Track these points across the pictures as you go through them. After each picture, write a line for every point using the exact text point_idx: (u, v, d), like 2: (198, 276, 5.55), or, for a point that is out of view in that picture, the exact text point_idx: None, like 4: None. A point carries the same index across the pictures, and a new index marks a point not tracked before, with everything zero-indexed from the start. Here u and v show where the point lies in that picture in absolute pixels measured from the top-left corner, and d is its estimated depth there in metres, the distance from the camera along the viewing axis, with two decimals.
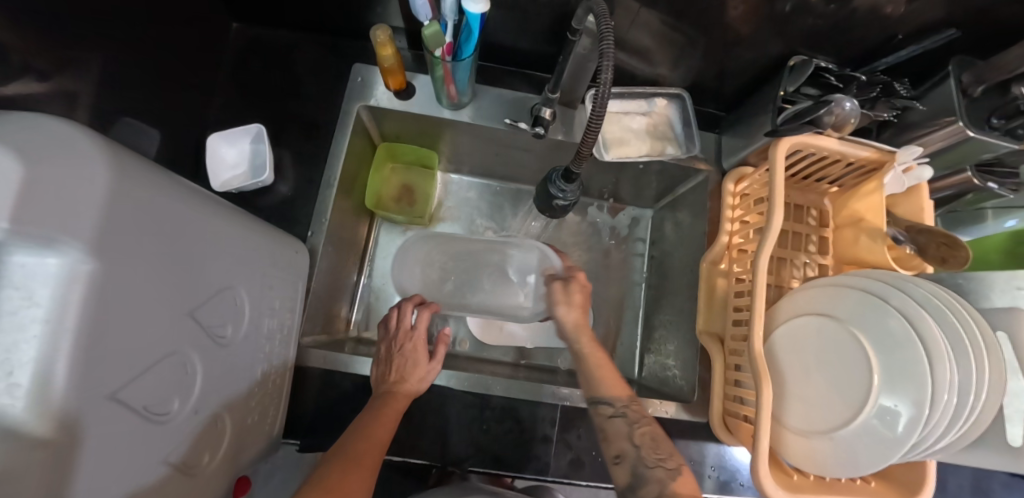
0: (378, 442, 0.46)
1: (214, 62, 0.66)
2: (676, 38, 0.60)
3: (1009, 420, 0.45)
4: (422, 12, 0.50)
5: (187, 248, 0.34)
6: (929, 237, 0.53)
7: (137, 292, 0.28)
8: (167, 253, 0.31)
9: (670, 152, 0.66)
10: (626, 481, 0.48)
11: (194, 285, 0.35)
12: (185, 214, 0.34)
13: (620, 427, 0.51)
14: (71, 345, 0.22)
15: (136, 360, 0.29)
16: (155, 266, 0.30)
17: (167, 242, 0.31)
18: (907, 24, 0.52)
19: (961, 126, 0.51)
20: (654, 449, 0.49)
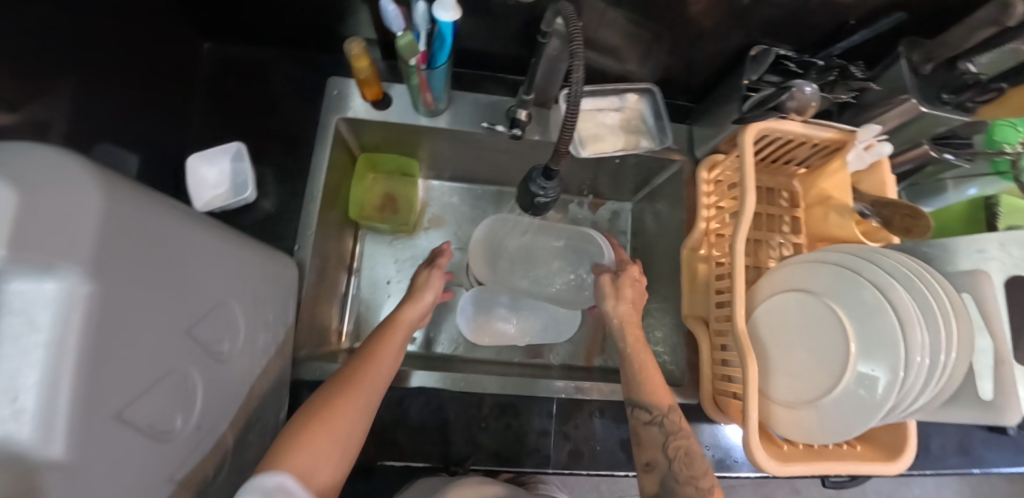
0: (379, 367, 0.49)
1: (187, 83, 0.66)
2: (643, 34, 0.62)
3: (979, 374, 0.47)
4: (395, 23, 0.51)
5: (179, 266, 0.34)
6: (894, 211, 0.57)
7: (133, 311, 0.28)
8: (159, 272, 0.31)
9: (644, 145, 0.68)
10: (654, 490, 0.48)
11: (189, 302, 0.35)
12: (175, 233, 0.34)
13: (656, 435, 0.50)
14: (76, 365, 0.23)
15: (136, 380, 0.29)
16: (149, 285, 0.30)
17: (159, 261, 0.31)
18: (858, 9, 0.54)
19: (914, 103, 0.54)
20: (688, 466, 0.48)
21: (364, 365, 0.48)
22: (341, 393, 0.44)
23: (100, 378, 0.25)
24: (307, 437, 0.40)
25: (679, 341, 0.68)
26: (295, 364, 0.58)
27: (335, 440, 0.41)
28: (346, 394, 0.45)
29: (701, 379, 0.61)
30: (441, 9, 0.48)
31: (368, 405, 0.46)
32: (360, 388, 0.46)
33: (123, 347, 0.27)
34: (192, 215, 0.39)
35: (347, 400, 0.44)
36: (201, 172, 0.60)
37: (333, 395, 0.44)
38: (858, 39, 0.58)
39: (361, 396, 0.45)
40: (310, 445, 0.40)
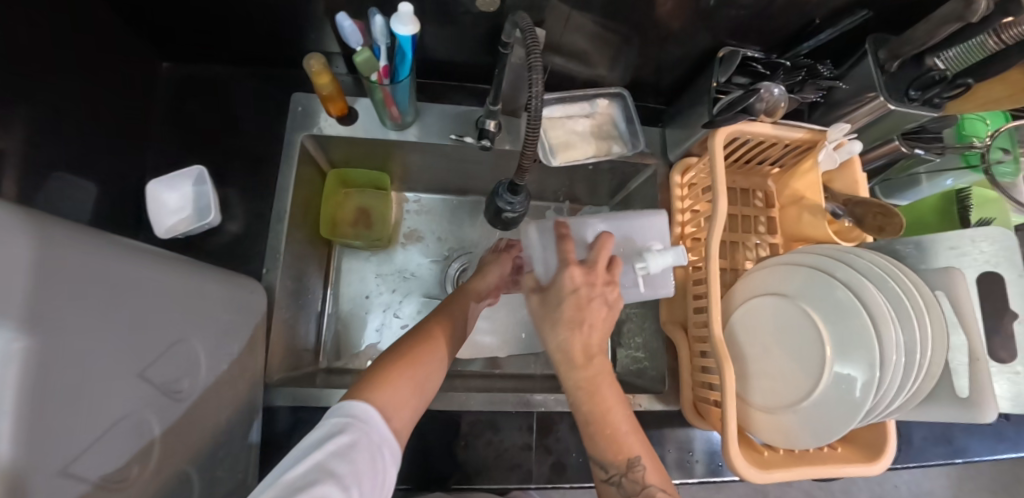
0: (450, 329, 0.53)
1: (145, 105, 0.64)
2: (611, 39, 0.61)
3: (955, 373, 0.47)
4: (353, 38, 0.50)
5: (132, 307, 0.33)
6: (865, 208, 0.56)
7: (78, 362, 0.27)
8: (108, 316, 0.30)
9: (616, 151, 0.67)
10: None
11: (143, 342, 0.34)
12: (126, 272, 0.32)
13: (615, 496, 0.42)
14: (16, 430, 0.21)
15: (83, 432, 0.28)
16: (97, 332, 0.29)
17: (107, 304, 0.30)
18: (822, 8, 0.54)
19: (882, 101, 0.54)
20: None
21: (438, 322, 0.53)
22: (423, 340, 0.49)
23: (38, 438, 0.23)
24: (391, 375, 0.43)
25: (658, 346, 0.68)
26: (268, 390, 0.56)
27: (414, 384, 0.44)
28: (423, 342, 0.49)
29: (681, 386, 0.60)
30: (400, 24, 0.47)
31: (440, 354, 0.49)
32: (433, 341, 0.50)
33: (68, 401, 0.26)
34: (144, 249, 0.37)
35: (428, 347, 0.48)
36: (163, 197, 0.59)
37: (414, 343, 0.48)
38: (824, 38, 0.58)
39: (435, 350, 0.49)
40: (396, 382, 0.43)
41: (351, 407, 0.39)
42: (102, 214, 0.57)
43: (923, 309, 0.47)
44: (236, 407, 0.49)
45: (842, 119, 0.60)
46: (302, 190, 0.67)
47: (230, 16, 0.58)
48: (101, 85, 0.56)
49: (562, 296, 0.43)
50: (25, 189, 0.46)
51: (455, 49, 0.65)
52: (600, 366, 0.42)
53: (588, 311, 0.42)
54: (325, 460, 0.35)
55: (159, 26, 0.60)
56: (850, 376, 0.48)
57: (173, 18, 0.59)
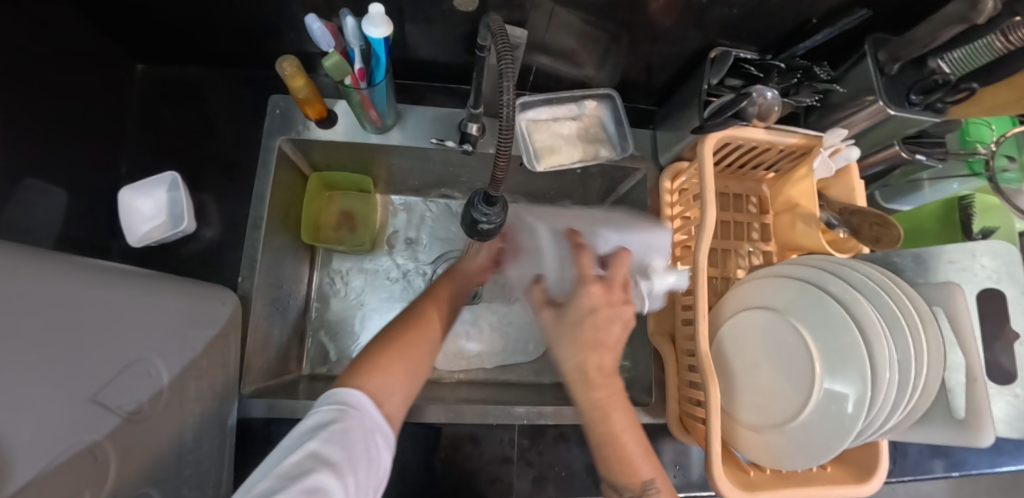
0: (438, 315, 0.52)
1: (119, 109, 0.63)
2: (599, 37, 0.59)
3: (952, 393, 0.44)
4: (323, 41, 0.48)
5: (80, 329, 0.32)
6: (862, 218, 0.55)
7: (20, 392, 0.26)
8: (52, 341, 0.29)
9: (605, 155, 0.64)
10: None
11: (94, 364, 0.33)
12: (69, 294, 0.31)
13: None
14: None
15: (35, 464, 0.27)
16: (39, 360, 0.28)
17: (50, 330, 0.29)
18: (819, 6, 0.51)
19: (882, 106, 0.51)
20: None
21: (426, 310, 0.52)
22: (408, 331, 0.47)
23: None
24: (383, 362, 0.42)
25: (645, 356, 0.66)
26: (244, 401, 0.56)
27: (404, 368, 0.43)
28: (412, 329, 0.47)
29: (668, 401, 0.59)
30: (370, 25, 0.45)
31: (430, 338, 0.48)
32: (421, 327, 0.48)
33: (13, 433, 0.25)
34: (92, 268, 0.36)
35: (416, 334, 0.47)
36: (136, 204, 0.59)
37: (402, 331, 0.46)
38: (821, 38, 0.54)
39: (425, 336, 0.47)
40: (388, 368, 0.41)
41: (344, 395, 0.37)
42: (75, 222, 0.56)
43: (918, 325, 0.45)
44: (205, 423, 0.48)
45: (839, 123, 0.57)
46: (280, 194, 0.65)
47: (202, 17, 0.56)
48: (72, 88, 0.55)
49: (581, 313, 0.44)
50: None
51: (437, 49, 0.63)
52: (610, 392, 0.42)
53: (604, 330, 0.43)
54: (319, 449, 0.32)
55: (131, 28, 0.59)
56: (841, 394, 0.46)
57: (144, 20, 0.57)
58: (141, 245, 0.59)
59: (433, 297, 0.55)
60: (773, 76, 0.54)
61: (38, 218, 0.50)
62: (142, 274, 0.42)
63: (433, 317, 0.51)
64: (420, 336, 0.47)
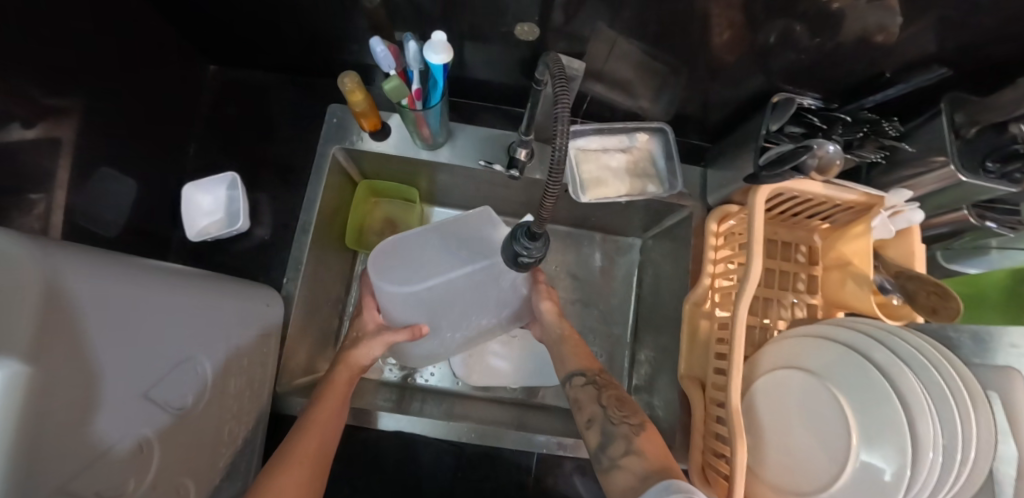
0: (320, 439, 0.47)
1: (190, 107, 0.68)
2: (657, 70, 0.58)
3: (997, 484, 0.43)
4: (384, 63, 0.49)
5: (140, 327, 0.34)
6: (919, 285, 0.52)
7: (83, 386, 0.28)
8: (115, 339, 0.31)
9: (651, 191, 0.64)
10: (596, 442, 0.52)
11: (150, 361, 0.35)
12: (134, 295, 0.33)
13: (591, 391, 0.57)
14: (12, 459, 0.22)
15: (86, 455, 0.29)
16: (102, 356, 0.30)
17: (114, 330, 0.31)
18: (897, 58, 0.49)
19: (953, 170, 0.48)
20: (619, 408, 0.54)
21: (303, 443, 0.46)
22: (280, 476, 0.42)
23: (41, 464, 0.24)
24: None
25: (673, 397, 0.65)
26: (279, 397, 0.58)
27: None
28: (287, 480, 0.43)
29: (691, 447, 0.58)
30: (432, 51, 0.46)
31: (314, 480, 0.45)
32: (301, 469, 0.44)
33: (71, 426, 0.27)
34: (151, 268, 0.38)
35: (295, 478, 0.43)
36: (197, 200, 0.63)
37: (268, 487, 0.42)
38: (892, 94, 0.53)
39: (302, 480, 0.43)
40: None
41: None
42: (143, 211, 0.61)
43: (966, 407, 0.42)
44: (240, 419, 0.50)
45: (903, 181, 0.55)
46: (329, 200, 0.68)
47: (273, 27, 0.59)
48: (147, 86, 0.59)
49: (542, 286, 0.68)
50: (69, 186, 0.48)
51: (492, 70, 0.64)
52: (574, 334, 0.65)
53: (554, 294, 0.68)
54: None
55: (206, 31, 0.62)
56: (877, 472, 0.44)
57: (219, 25, 0.60)
58: (198, 239, 0.63)
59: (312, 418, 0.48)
60: (838, 128, 0.53)
61: (107, 205, 0.54)
62: (197, 276, 0.44)
63: (311, 450, 0.46)
64: (292, 476, 0.43)
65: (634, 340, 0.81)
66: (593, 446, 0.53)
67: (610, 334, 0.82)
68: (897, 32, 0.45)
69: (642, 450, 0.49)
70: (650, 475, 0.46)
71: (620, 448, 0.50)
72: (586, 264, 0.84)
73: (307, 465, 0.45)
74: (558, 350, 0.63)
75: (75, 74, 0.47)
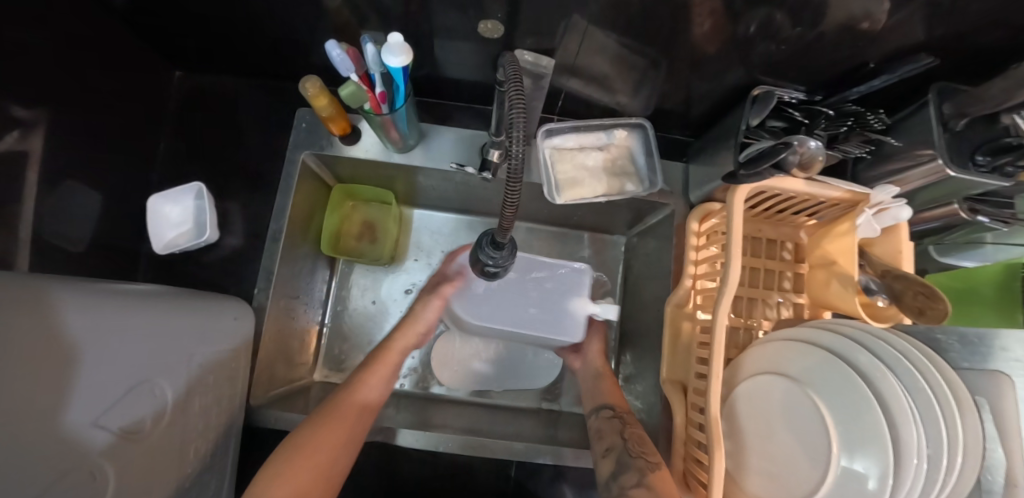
0: (369, 387, 0.57)
1: (157, 114, 0.66)
2: (634, 63, 0.55)
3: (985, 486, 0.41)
4: (344, 67, 0.47)
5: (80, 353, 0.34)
6: (907, 285, 0.49)
7: (17, 417, 0.28)
8: (51, 368, 0.31)
9: (629, 190, 0.62)
10: (610, 470, 0.53)
11: (99, 386, 0.35)
12: (67, 324, 0.34)
13: (615, 425, 0.58)
14: None
15: (33, 487, 0.29)
16: (33, 385, 0.30)
17: (48, 357, 0.31)
18: (883, 46, 0.46)
19: (940, 164, 0.46)
20: (639, 444, 0.55)
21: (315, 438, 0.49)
22: (336, 413, 0.52)
23: None
24: (308, 450, 0.48)
25: (655, 401, 0.64)
26: (253, 410, 0.58)
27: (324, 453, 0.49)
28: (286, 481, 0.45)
29: (673, 455, 0.56)
30: (391, 54, 0.44)
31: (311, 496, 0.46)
32: (305, 471, 0.47)
33: (9, 457, 0.27)
34: (96, 294, 0.39)
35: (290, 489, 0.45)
36: (164, 211, 0.63)
37: (324, 418, 0.52)
38: (878, 85, 0.50)
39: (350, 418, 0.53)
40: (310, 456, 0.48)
41: None
42: (110, 223, 0.60)
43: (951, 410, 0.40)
44: (207, 436, 0.50)
45: (891, 176, 0.52)
46: (301, 208, 0.66)
47: (234, 31, 0.57)
48: (110, 95, 0.57)
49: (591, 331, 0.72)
50: (27, 203, 0.47)
51: (463, 68, 0.62)
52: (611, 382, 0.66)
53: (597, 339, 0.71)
54: None
55: (168, 37, 0.60)
56: (858, 478, 0.42)
57: (182, 31, 0.58)
58: (167, 252, 0.63)
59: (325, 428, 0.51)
60: (820, 123, 0.52)
61: (71, 221, 0.53)
62: (153, 298, 0.45)
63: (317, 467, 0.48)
64: (346, 414, 0.53)
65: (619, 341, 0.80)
66: (605, 475, 0.53)
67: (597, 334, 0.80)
68: (883, 19, 0.41)
69: (652, 483, 0.49)
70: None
71: (632, 479, 0.51)
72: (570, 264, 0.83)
73: (312, 477, 0.47)
74: (593, 385, 0.66)
75: (31, 87, 0.46)
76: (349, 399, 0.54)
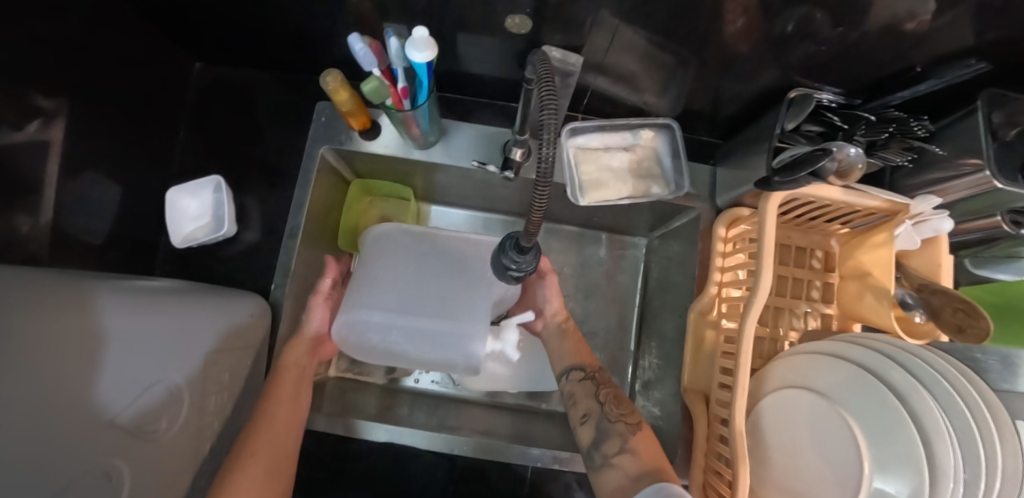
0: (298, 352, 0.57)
1: (176, 106, 0.66)
2: (663, 62, 0.53)
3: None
4: (367, 61, 0.46)
5: (88, 351, 0.35)
6: (946, 300, 0.47)
7: (16, 413, 0.28)
8: (59, 365, 0.32)
9: (654, 193, 0.60)
10: (592, 437, 0.53)
11: (111, 383, 0.36)
12: (75, 322, 0.35)
13: (588, 387, 0.57)
14: None
15: (39, 489, 0.29)
16: (42, 381, 0.31)
17: (57, 353, 0.32)
18: (930, 50, 0.44)
19: (987, 176, 0.43)
20: (616, 406, 0.55)
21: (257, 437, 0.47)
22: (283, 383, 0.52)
23: None
24: (268, 420, 0.49)
25: (674, 409, 0.63)
26: None
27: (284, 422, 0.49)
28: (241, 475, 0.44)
29: (692, 466, 0.55)
30: (415, 49, 0.42)
31: (280, 468, 0.47)
32: (255, 461, 0.45)
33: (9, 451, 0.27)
34: (113, 293, 0.40)
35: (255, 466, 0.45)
36: (182, 204, 0.63)
37: (274, 387, 0.52)
38: (923, 90, 0.49)
39: (294, 385, 0.53)
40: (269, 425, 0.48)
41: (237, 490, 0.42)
42: (129, 216, 0.60)
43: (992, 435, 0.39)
44: (222, 433, 0.50)
45: (932, 185, 0.50)
46: (318, 203, 0.65)
47: (252, 22, 0.56)
48: (130, 87, 0.57)
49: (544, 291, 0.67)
50: (47, 196, 0.47)
51: (486, 63, 0.60)
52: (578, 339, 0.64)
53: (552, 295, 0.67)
54: None
55: (186, 28, 0.59)
56: None
57: (200, 21, 0.58)
58: (185, 246, 0.63)
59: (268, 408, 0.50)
60: (859, 128, 0.49)
61: (91, 213, 0.53)
62: (164, 296, 0.45)
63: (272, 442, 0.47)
64: (287, 381, 0.53)
65: (636, 345, 0.79)
66: (587, 443, 0.53)
67: (614, 337, 0.79)
68: (932, 21, 0.39)
69: (636, 449, 0.49)
70: (642, 476, 0.46)
71: (615, 447, 0.51)
72: (588, 265, 0.81)
73: (261, 457, 0.46)
74: (559, 344, 0.63)
75: (50, 78, 0.45)
76: (282, 375, 0.54)
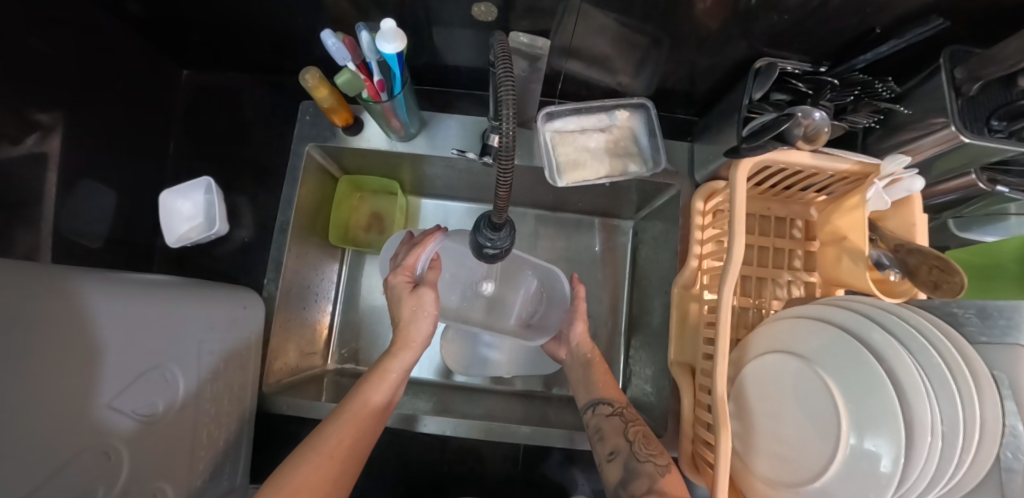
0: (403, 355, 0.54)
1: (168, 114, 0.69)
2: (633, 43, 0.54)
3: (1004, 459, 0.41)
4: (339, 54, 0.47)
5: (88, 341, 0.34)
6: (921, 259, 0.47)
7: (23, 409, 0.29)
8: (58, 360, 0.32)
9: (632, 171, 0.62)
10: (618, 477, 0.52)
11: (106, 373, 0.36)
12: (73, 311, 0.33)
13: (616, 423, 0.57)
14: None
15: (42, 470, 0.31)
16: (46, 373, 0.31)
17: (58, 347, 0.32)
18: (888, 14, 0.44)
19: (953, 131, 0.43)
20: (646, 445, 0.54)
21: (336, 439, 0.45)
22: (374, 382, 0.51)
23: None
24: (353, 417, 0.48)
25: (663, 384, 0.64)
26: (267, 397, 0.60)
27: (360, 419, 0.48)
28: (311, 474, 0.42)
29: (681, 437, 0.56)
30: (384, 41, 0.43)
31: (344, 474, 0.44)
32: (330, 464, 0.44)
33: (13, 451, 0.28)
34: (102, 278, 0.38)
35: (329, 461, 0.43)
36: (176, 207, 0.66)
37: (369, 381, 0.51)
38: (887, 50, 0.48)
39: (383, 384, 0.52)
40: (356, 425, 0.47)
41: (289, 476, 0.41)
42: (127, 221, 0.63)
43: (960, 383, 0.40)
44: (219, 421, 0.52)
45: (902, 146, 0.51)
46: (309, 200, 0.68)
47: (234, 29, 0.59)
48: (123, 97, 0.59)
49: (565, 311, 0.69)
50: (45, 205, 0.49)
51: (461, 55, 0.62)
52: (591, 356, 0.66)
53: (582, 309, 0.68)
54: None
55: (174, 38, 0.62)
56: (868, 458, 0.41)
57: (187, 30, 0.60)
58: (179, 245, 0.66)
59: (351, 409, 0.48)
60: (825, 94, 0.49)
61: (91, 219, 0.56)
62: (167, 284, 0.46)
63: (346, 444, 0.46)
64: (380, 386, 0.52)
65: (627, 326, 0.80)
66: (614, 481, 0.53)
67: (606, 318, 0.80)
68: None
69: (664, 489, 0.48)
70: None
71: (643, 486, 0.50)
72: (577, 249, 0.82)
73: (337, 461, 0.44)
74: (585, 375, 0.64)
75: (40, 92, 0.47)
76: (360, 404, 0.49)
